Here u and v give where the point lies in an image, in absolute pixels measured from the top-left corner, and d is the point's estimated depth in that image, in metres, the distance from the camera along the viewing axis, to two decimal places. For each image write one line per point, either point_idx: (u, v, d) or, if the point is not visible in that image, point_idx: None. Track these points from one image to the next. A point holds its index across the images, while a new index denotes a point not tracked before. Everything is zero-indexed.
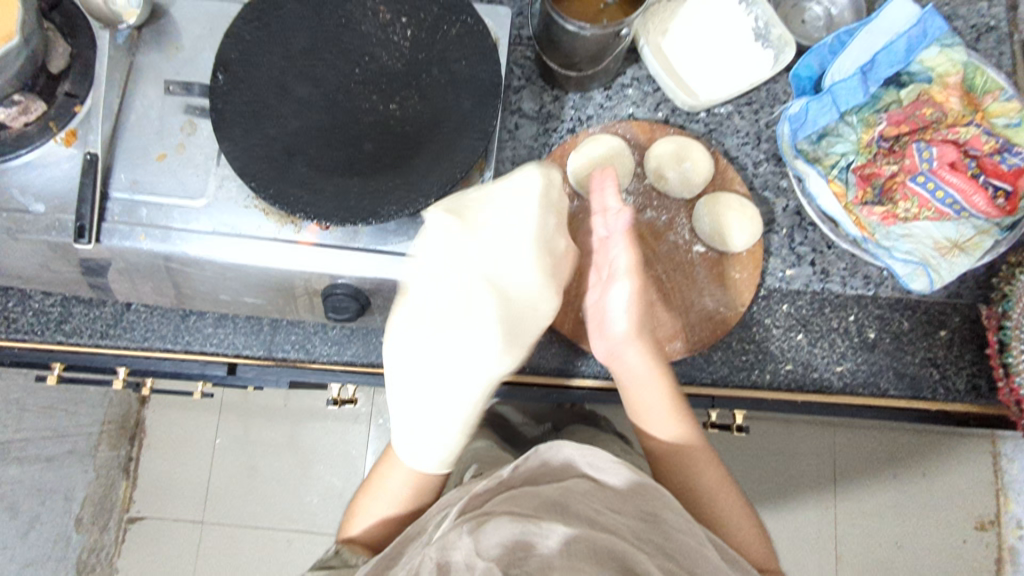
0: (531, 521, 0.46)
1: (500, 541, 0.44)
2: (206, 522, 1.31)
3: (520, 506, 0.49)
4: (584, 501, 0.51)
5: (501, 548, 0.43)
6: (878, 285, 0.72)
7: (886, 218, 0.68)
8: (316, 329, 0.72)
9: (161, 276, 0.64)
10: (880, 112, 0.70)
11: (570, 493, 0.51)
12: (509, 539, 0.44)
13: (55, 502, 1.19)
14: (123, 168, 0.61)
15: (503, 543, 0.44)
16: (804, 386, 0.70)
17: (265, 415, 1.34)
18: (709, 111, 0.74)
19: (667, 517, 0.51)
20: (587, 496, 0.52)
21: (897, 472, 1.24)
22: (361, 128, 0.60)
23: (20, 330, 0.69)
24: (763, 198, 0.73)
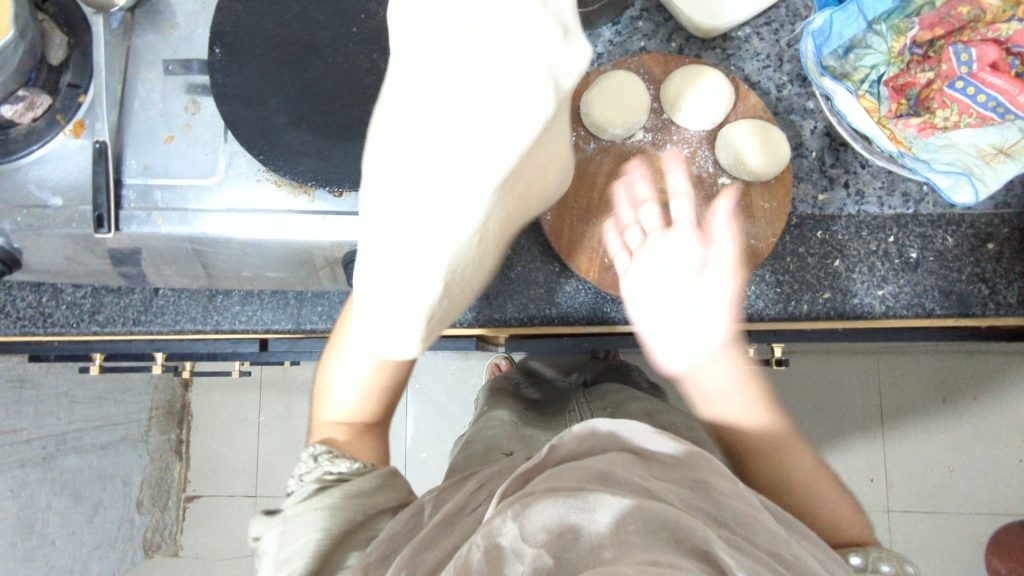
0: (578, 495, 0.40)
1: (544, 525, 0.39)
2: (259, 496, 1.35)
3: (562, 480, 0.43)
4: (628, 469, 0.45)
5: (548, 533, 0.38)
6: (918, 202, 0.68)
7: (923, 129, 0.64)
8: (341, 299, 0.72)
9: (182, 259, 0.64)
10: (911, 16, 0.65)
11: (615, 461, 0.45)
12: (553, 522, 0.39)
13: (115, 485, 1.26)
14: (134, 154, 0.61)
15: (547, 527, 0.39)
16: (844, 313, 0.68)
17: (305, 390, 1.37)
18: (725, 36, 0.70)
19: (719, 485, 0.43)
20: (632, 465, 0.45)
21: (947, 396, 1.21)
22: (365, 88, 0.58)
23: (56, 324, 0.70)
24: (789, 121, 0.69)
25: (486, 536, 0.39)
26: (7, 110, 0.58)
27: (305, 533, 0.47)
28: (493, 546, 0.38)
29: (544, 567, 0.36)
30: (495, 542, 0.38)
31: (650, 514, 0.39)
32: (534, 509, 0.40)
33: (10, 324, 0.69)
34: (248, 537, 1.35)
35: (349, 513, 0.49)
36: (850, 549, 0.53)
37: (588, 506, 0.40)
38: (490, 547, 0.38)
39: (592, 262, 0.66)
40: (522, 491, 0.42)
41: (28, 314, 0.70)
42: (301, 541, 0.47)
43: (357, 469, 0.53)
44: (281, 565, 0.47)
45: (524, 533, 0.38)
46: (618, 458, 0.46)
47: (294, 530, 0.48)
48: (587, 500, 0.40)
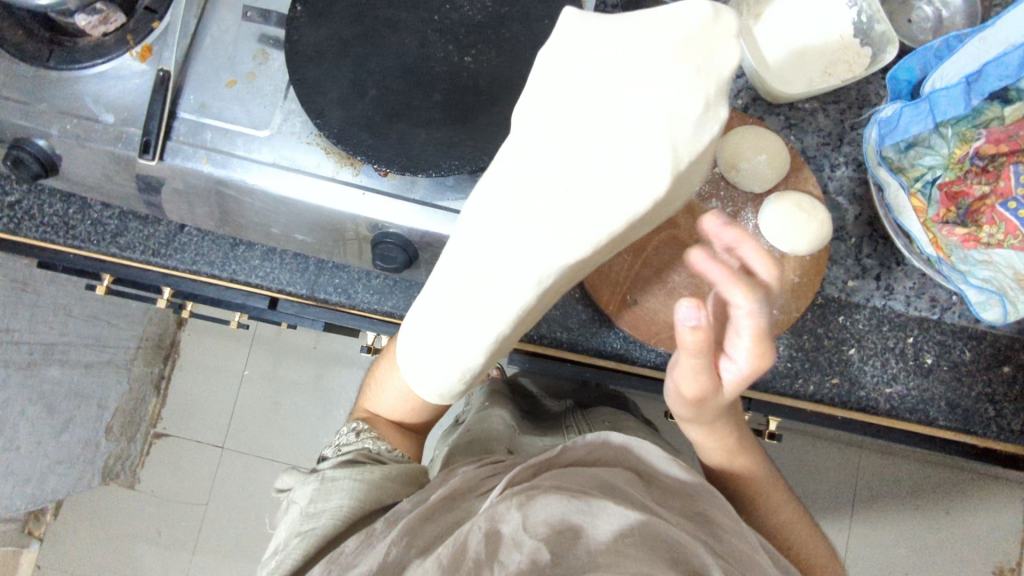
0: (584, 499, 0.45)
1: (546, 520, 0.43)
2: (226, 449, 1.35)
3: (568, 482, 0.48)
4: (633, 487, 0.50)
5: (548, 529, 0.42)
6: (945, 309, 0.68)
7: (967, 241, 0.64)
8: (359, 276, 0.72)
9: (216, 202, 0.64)
10: (979, 127, 0.66)
11: (621, 476, 0.51)
12: (555, 519, 0.43)
13: (89, 407, 1.25)
14: (193, 89, 0.61)
15: (549, 523, 0.43)
16: (847, 403, 0.68)
17: (295, 355, 1.37)
18: (791, 105, 0.71)
19: (721, 521, 0.50)
20: (636, 485, 0.51)
21: (920, 503, 1.21)
22: (433, 77, 0.58)
23: (76, 238, 0.70)
24: (836, 203, 0.69)
25: (488, 520, 0.44)
26: (82, 19, 0.59)
27: (337, 497, 0.56)
28: (493, 532, 0.43)
29: (540, 562, 0.41)
30: (496, 528, 0.43)
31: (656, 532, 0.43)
32: (540, 503, 0.44)
33: (32, 226, 0.69)
34: (206, 486, 1.35)
35: (377, 490, 0.58)
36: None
37: (591, 510, 0.44)
38: (491, 530, 0.43)
39: (615, 298, 0.66)
40: (529, 482, 0.47)
41: (52, 221, 0.70)
42: (332, 504, 0.56)
43: (392, 456, 0.64)
44: (309, 517, 0.55)
45: (526, 525, 0.43)
46: (624, 475, 0.51)
47: (328, 490, 0.57)
48: (591, 505, 0.44)
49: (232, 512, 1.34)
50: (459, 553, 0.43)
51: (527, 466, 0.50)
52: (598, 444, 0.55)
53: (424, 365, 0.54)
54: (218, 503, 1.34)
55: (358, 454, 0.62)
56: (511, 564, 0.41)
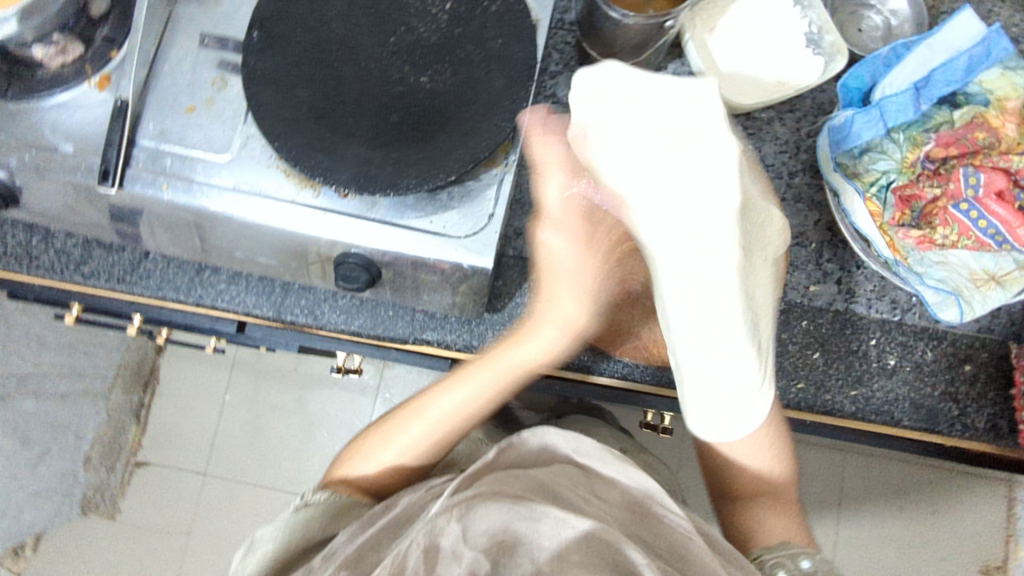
0: (524, 505, 0.44)
1: (487, 530, 0.43)
2: (207, 475, 1.34)
3: (507, 486, 0.47)
4: (568, 486, 0.49)
5: (489, 538, 0.42)
6: (905, 311, 0.69)
7: (921, 243, 0.65)
8: (326, 297, 0.72)
9: (179, 227, 0.64)
10: (929, 131, 0.67)
11: (559, 476, 0.50)
12: (496, 529, 0.43)
13: (66, 437, 1.24)
14: (151, 116, 0.61)
15: (490, 533, 0.43)
16: (814, 407, 0.68)
17: (276, 377, 1.36)
18: (748, 115, 0.72)
19: (657, 509, 0.50)
20: (574, 484, 0.50)
21: (904, 504, 1.21)
22: (390, 98, 0.59)
23: (41, 267, 0.70)
24: (795, 210, 0.71)
25: (428, 535, 0.43)
26: (38, 51, 0.59)
27: (266, 537, 0.58)
28: (432, 547, 0.42)
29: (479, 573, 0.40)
30: (435, 545, 0.42)
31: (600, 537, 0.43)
32: (479, 513, 0.44)
33: None
34: (188, 513, 1.33)
35: (303, 530, 0.58)
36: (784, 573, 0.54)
37: (532, 515, 0.44)
38: (429, 545, 0.42)
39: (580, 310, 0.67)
40: (471, 490, 0.46)
41: (16, 252, 0.70)
42: (264, 539, 0.58)
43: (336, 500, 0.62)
44: (251, 548, 0.59)
45: (466, 536, 0.43)
46: (565, 474, 0.51)
47: (267, 538, 0.57)
48: (532, 511, 0.44)
49: (215, 539, 1.32)
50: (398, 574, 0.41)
51: (464, 474, 0.50)
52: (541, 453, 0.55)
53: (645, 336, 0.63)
54: (200, 530, 1.32)
55: (311, 493, 0.63)
56: None
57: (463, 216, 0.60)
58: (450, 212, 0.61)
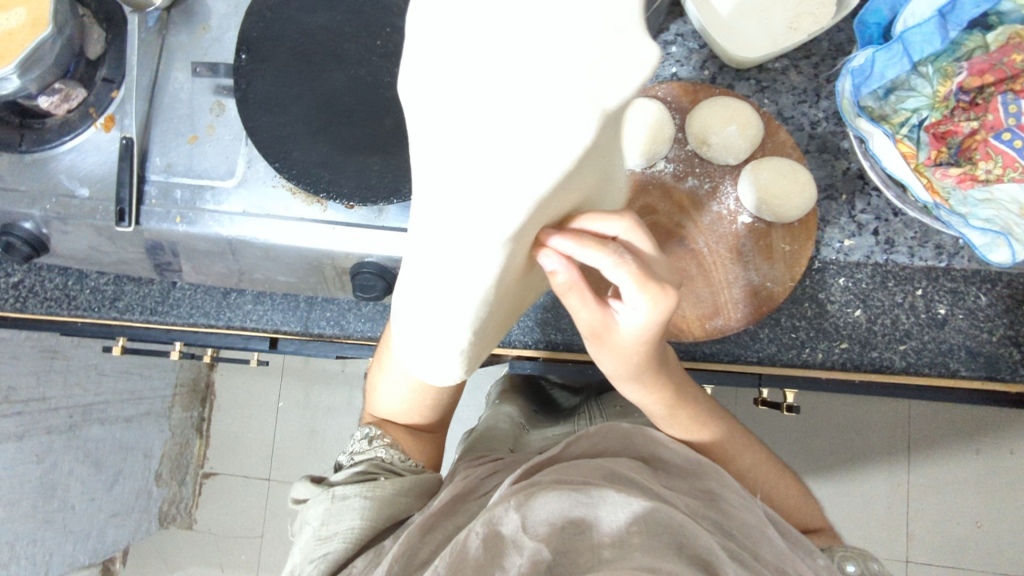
0: (582, 491, 0.45)
1: (547, 518, 0.43)
2: (271, 480, 1.38)
3: (568, 474, 0.48)
4: (634, 471, 0.51)
5: (548, 528, 0.43)
6: (952, 256, 0.64)
7: (963, 181, 0.61)
8: (350, 306, 0.73)
9: (199, 256, 0.65)
10: (960, 61, 0.62)
11: (624, 464, 0.52)
12: (557, 517, 0.43)
13: (136, 457, 1.31)
14: (158, 151, 0.62)
15: (550, 521, 0.43)
16: (860, 366, 0.65)
17: (325, 381, 1.39)
18: (761, 68, 0.68)
19: (727, 497, 0.50)
20: (641, 470, 0.52)
21: (981, 448, 1.14)
22: (384, 103, 0.58)
23: (78, 307, 0.73)
24: (821, 161, 0.67)
25: (486, 524, 0.43)
26: (44, 101, 0.60)
27: (349, 518, 0.53)
28: (493, 535, 0.43)
29: (541, 561, 0.40)
30: (495, 531, 0.43)
31: (659, 518, 0.43)
32: (539, 501, 0.44)
33: (37, 302, 0.72)
34: (258, 518, 1.38)
35: (394, 504, 0.55)
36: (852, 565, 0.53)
37: (592, 500, 0.45)
38: (489, 534, 0.43)
39: None
40: (529, 480, 0.47)
41: (55, 295, 0.73)
42: (344, 526, 0.52)
43: (407, 466, 0.60)
44: (323, 541, 0.52)
45: (526, 525, 0.43)
46: (629, 464, 0.52)
47: (340, 510, 0.53)
48: (590, 496, 0.45)
49: (286, 540, 1.37)
50: (459, 562, 0.42)
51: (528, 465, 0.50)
52: (606, 433, 0.56)
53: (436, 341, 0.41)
54: (271, 533, 1.38)
55: (370, 466, 0.58)
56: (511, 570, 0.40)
57: None
58: None
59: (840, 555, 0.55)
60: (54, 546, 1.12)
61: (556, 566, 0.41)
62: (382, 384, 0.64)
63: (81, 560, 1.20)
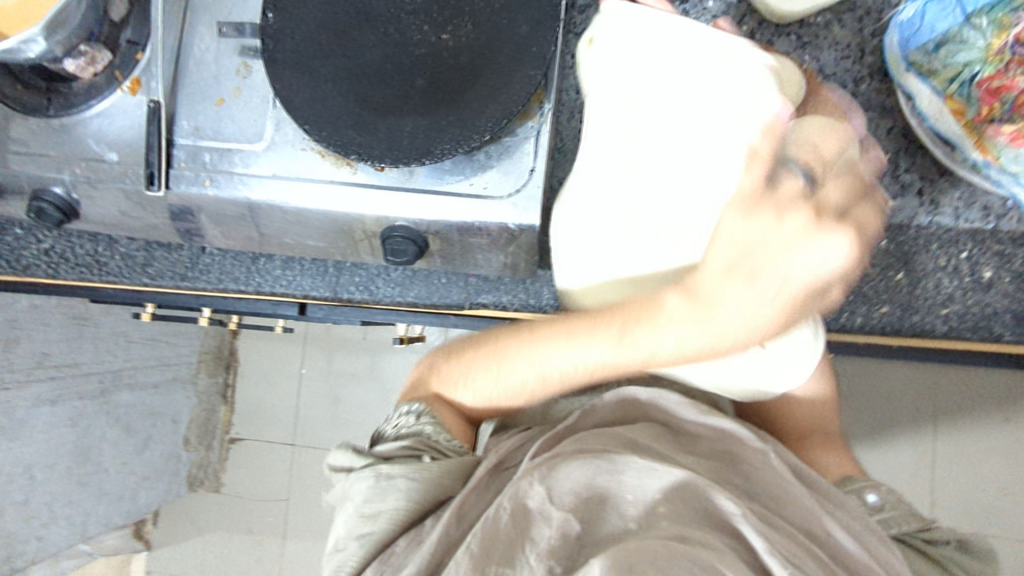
0: (606, 458, 0.45)
1: (574, 489, 0.43)
2: (296, 445, 1.40)
3: (590, 443, 0.48)
4: (656, 438, 0.51)
5: (575, 498, 0.43)
6: (1000, 217, 0.62)
7: (1016, 138, 0.58)
8: (378, 271, 0.73)
9: (231, 221, 0.65)
10: (1018, 10, 0.58)
11: (644, 431, 0.52)
12: (582, 488, 0.44)
13: (165, 422, 1.33)
14: (185, 114, 0.61)
15: (576, 493, 0.43)
16: (900, 330, 0.64)
17: (347, 348, 1.40)
18: (802, 23, 0.65)
19: (746, 456, 0.51)
20: (661, 436, 0.52)
21: (1009, 416, 1.13)
22: (414, 62, 0.56)
23: (109, 273, 0.73)
24: (864, 120, 0.64)
25: (513, 499, 0.42)
26: (70, 65, 0.59)
27: (393, 499, 0.51)
28: (520, 508, 0.42)
29: (571, 534, 0.41)
30: (523, 503, 0.42)
31: (689, 490, 0.43)
32: (564, 472, 0.44)
33: (69, 269, 0.73)
34: (284, 482, 1.41)
35: (439, 485, 0.53)
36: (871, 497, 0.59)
37: (616, 469, 0.45)
38: (517, 506, 0.42)
39: None
40: (552, 451, 0.47)
41: (87, 261, 0.73)
42: (388, 505, 0.51)
43: (452, 448, 0.58)
44: (366, 520, 0.51)
45: (552, 496, 0.43)
46: (649, 430, 0.52)
47: (384, 489, 0.52)
48: (614, 463, 0.45)
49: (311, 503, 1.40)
50: (492, 535, 0.41)
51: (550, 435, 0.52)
52: (626, 406, 0.57)
53: None
54: (297, 497, 1.40)
55: (415, 443, 0.56)
56: (542, 540, 0.40)
57: (503, 174, 0.59)
58: (489, 172, 0.59)
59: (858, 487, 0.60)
60: (90, 507, 1.15)
61: (584, 537, 0.41)
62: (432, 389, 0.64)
63: (116, 520, 1.24)
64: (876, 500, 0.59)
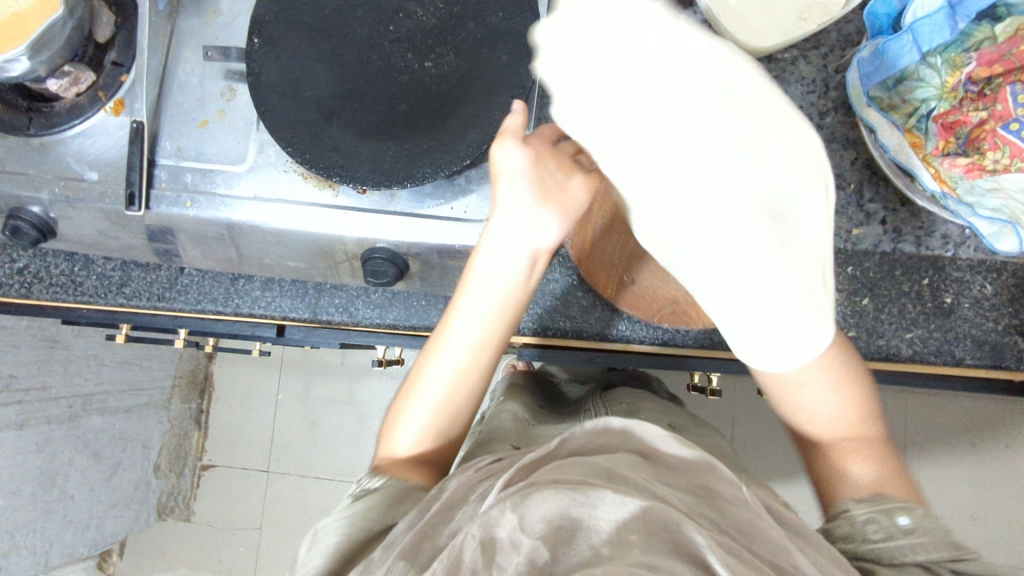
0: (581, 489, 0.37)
1: (544, 516, 0.36)
2: (270, 472, 1.38)
3: (563, 473, 0.40)
4: (637, 472, 0.42)
5: (546, 524, 0.35)
6: (959, 245, 0.65)
7: (970, 171, 0.61)
8: (358, 293, 0.73)
9: (209, 241, 0.65)
10: (970, 51, 0.62)
11: (621, 456, 0.44)
12: (552, 516, 0.36)
13: (134, 449, 1.31)
14: (168, 135, 0.62)
15: (547, 520, 0.35)
16: (867, 354, 0.66)
17: (324, 373, 1.39)
18: (770, 58, 0.68)
19: (737, 484, 0.43)
20: (639, 469, 0.43)
21: (974, 441, 1.15)
22: (396, 88, 0.58)
23: (85, 293, 0.73)
24: (829, 151, 0.67)
25: (483, 526, 0.36)
26: (51, 83, 0.60)
27: (325, 539, 0.47)
28: (488, 540, 0.36)
29: (540, 562, 0.34)
30: (491, 534, 0.36)
31: (661, 516, 0.36)
32: (534, 499, 0.37)
33: (42, 288, 0.72)
34: (257, 510, 1.38)
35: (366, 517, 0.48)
36: (904, 521, 0.47)
37: (590, 501, 0.36)
38: (486, 539, 0.36)
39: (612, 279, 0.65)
40: (523, 481, 0.40)
41: (61, 281, 0.72)
42: (320, 546, 0.46)
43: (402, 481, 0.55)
44: (299, 568, 0.46)
45: (522, 524, 0.35)
46: (626, 459, 0.43)
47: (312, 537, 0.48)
48: (588, 494, 0.37)
49: (285, 531, 1.37)
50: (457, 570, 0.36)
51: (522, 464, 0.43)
52: (604, 434, 0.47)
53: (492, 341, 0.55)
54: (269, 526, 1.37)
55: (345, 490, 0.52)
56: (509, 568, 0.34)
57: (483, 199, 0.60)
58: (470, 196, 0.60)
59: (884, 508, 0.49)
60: (53, 536, 1.12)
61: (558, 566, 0.34)
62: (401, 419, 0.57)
63: (80, 550, 1.20)
64: (907, 524, 0.47)
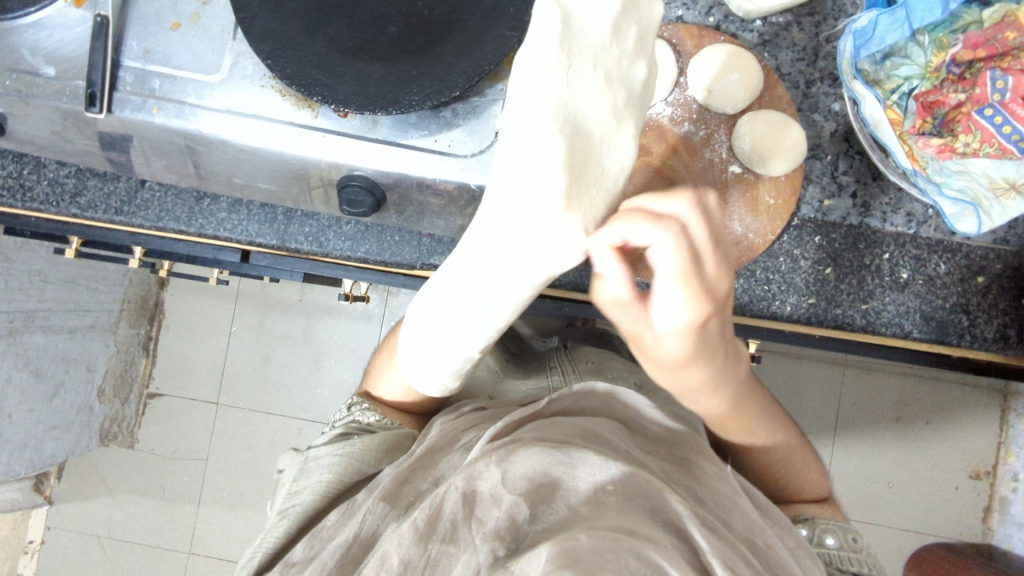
0: (562, 451, 0.47)
1: (526, 473, 0.45)
2: (219, 405, 1.36)
3: (550, 433, 0.50)
4: (615, 433, 0.53)
5: (527, 483, 0.45)
6: (921, 224, 0.68)
7: (942, 152, 0.64)
8: (329, 223, 0.71)
9: (172, 153, 0.62)
10: (956, 33, 0.63)
11: (604, 426, 0.54)
12: (535, 473, 0.45)
13: (78, 371, 1.26)
14: (135, 34, 0.58)
15: (529, 477, 0.45)
16: (824, 321, 0.68)
17: (281, 309, 1.36)
18: (765, 20, 0.68)
19: (702, 466, 0.53)
20: (618, 432, 0.54)
21: (901, 417, 1.22)
22: (387, 8, 0.55)
23: (34, 200, 0.69)
24: (811, 120, 0.68)
25: (467, 480, 0.46)
26: None
27: (315, 476, 0.64)
28: (472, 494, 0.45)
29: (518, 518, 0.43)
30: (474, 488, 0.45)
31: (636, 484, 0.45)
32: (519, 458, 0.46)
33: None
34: (204, 442, 1.36)
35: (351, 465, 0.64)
36: (831, 539, 0.62)
37: (570, 462, 0.47)
38: (468, 491, 0.45)
39: None
40: (513, 437, 0.50)
41: (9, 184, 0.68)
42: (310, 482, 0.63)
43: (381, 425, 0.71)
44: (292, 494, 0.63)
45: (505, 480, 0.45)
46: (609, 425, 0.55)
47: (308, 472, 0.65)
48: (570, 457, 0.47)
49: (231, 465, 1.36)
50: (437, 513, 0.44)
51: (511, 421, 0.54)
52: (585, 394, 0.60)
53: (427, 362, 0.60)
54: (216, 458, 1.36)
55: (347, 429, 0.70)
56: (490, 521, 0.43)
57: (468, 133, 0.58)
58: (455, 130, 0.58)
59: (821, 529, 0.63)
60: None
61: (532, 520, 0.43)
62: (383, 376, 0.74)
63: (17, 470, 1.16)
64: (833, 543, 0.61)
